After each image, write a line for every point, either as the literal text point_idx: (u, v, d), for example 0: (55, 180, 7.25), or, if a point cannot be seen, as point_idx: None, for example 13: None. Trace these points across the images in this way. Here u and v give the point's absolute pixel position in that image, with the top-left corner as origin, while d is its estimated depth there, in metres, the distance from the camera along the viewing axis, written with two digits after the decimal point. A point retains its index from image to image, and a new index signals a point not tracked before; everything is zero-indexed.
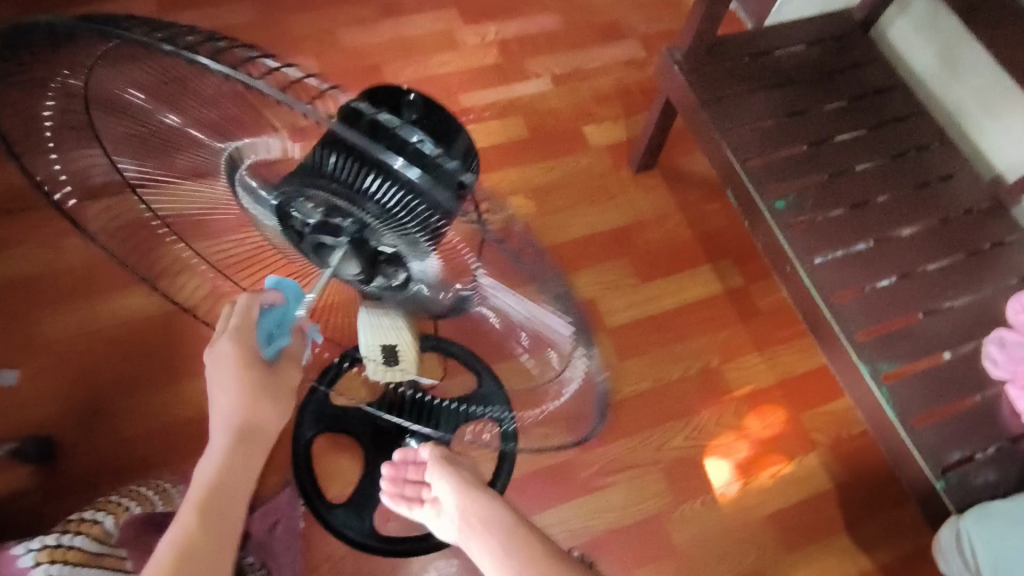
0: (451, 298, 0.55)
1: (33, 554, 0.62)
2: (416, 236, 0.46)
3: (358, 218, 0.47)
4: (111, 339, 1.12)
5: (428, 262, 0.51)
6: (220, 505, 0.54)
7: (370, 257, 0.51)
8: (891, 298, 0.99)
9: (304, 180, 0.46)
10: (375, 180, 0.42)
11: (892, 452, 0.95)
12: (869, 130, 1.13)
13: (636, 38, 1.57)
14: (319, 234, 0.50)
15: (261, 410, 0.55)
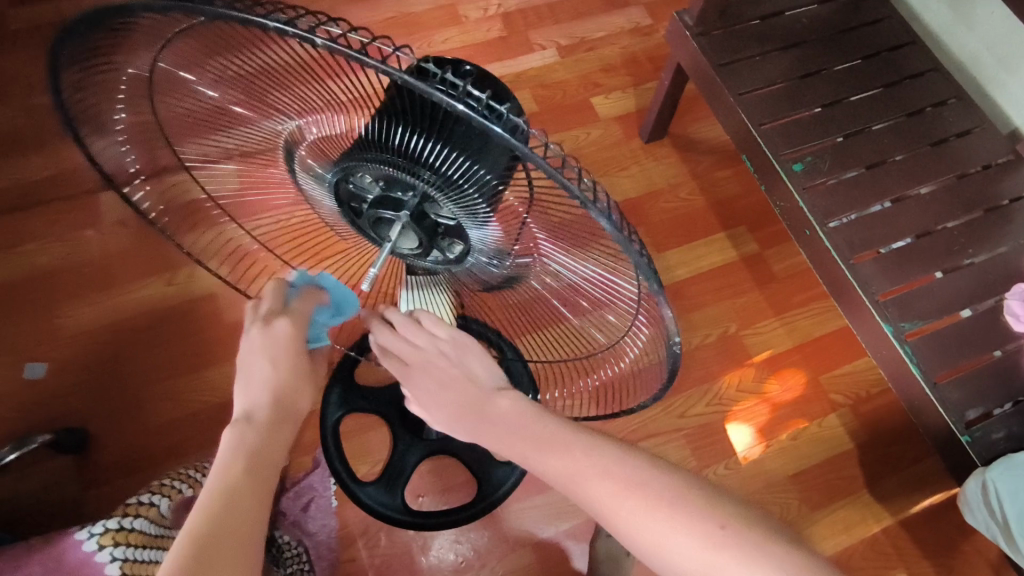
0: (511, 272, 0.55)
1: (96, 538, 0.62)
2: (477, 205, 0.45)
3: (417, 190, 0.46)
4: (135, 328, 1.14)
5: (488, 234, 0.49)
6: (259, 474, 0.52)
7: (429, 232, 0.50)
8: (911, 258, 0.99)
9: (358, 153, 0.45)
10: (433, 147, 0.41)
11: (916, 409, 0.96)
12: (884, 88, 1.12)
13: (641, 5, 1.54)
14: (377, 209, 0.49)
15: (297, 391, 0.56)
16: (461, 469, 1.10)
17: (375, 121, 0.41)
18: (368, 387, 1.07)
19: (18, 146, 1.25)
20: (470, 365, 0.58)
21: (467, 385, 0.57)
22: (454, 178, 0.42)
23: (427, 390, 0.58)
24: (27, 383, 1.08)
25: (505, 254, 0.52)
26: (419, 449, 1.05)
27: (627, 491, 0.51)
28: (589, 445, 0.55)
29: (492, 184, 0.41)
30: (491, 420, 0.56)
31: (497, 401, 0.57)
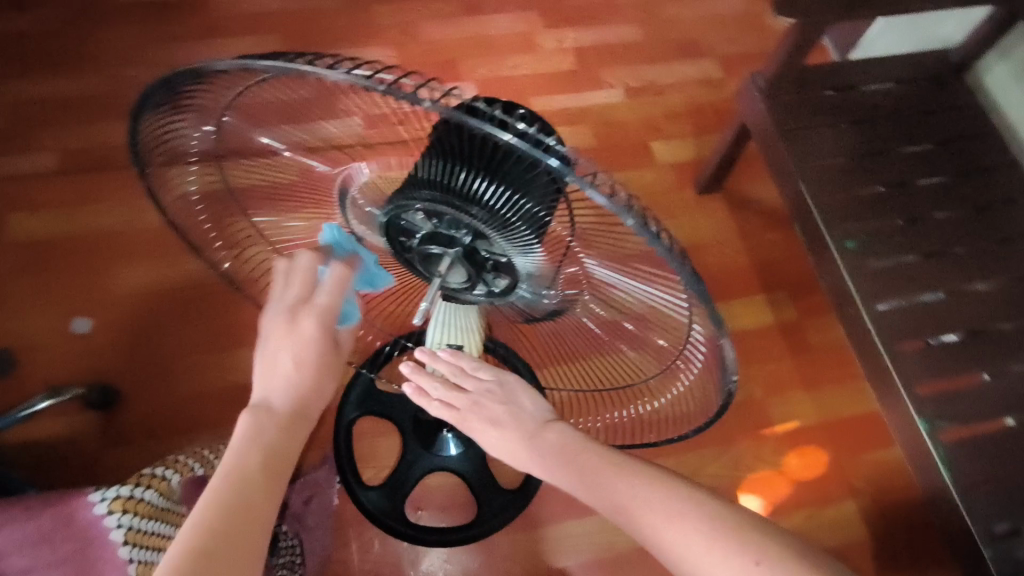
0: (556, 303, 0.55)
1: (106, 501, 0.64)
2: (528, 239, 0.44)
3: (471, 227, 0.46)
4: (178, 300, 1.18)
5: (532, 263, 0.49)
6: (273, 468, 0.53)
7: (478, 265, 0.51)
8: (957, 354, 0.95)
9: (411, 190, 0.45)
10: (487, 185, 0.41)
11: (941, 512, 0.92)
12: (953, 177, 1.09)
13: (715, 58, 1.55)
14: (428, 243, 0.49)
15: (318, 384, 0.56)
16: (464, 489, 1.10)
17: (431, 163, 0.42)
18: (386, 394, 1.09)
19: (104, 112, 1.32)
20: (516, 403, 0.62)
21: (517, 419, 0.61)
22: (506, 216, 0.42)
23: (481, 430, 0.62)
24: (71, 336, 1.13)
25: (551, 286, 0.52)
26: (425, 463, 1.05)
27: (665, 519, 0.51)
28: (623, 470, 0.55)
29: (542, 215, 0.41)
30: (539, 451, 0.59)
31: (543, 433, 0.60)
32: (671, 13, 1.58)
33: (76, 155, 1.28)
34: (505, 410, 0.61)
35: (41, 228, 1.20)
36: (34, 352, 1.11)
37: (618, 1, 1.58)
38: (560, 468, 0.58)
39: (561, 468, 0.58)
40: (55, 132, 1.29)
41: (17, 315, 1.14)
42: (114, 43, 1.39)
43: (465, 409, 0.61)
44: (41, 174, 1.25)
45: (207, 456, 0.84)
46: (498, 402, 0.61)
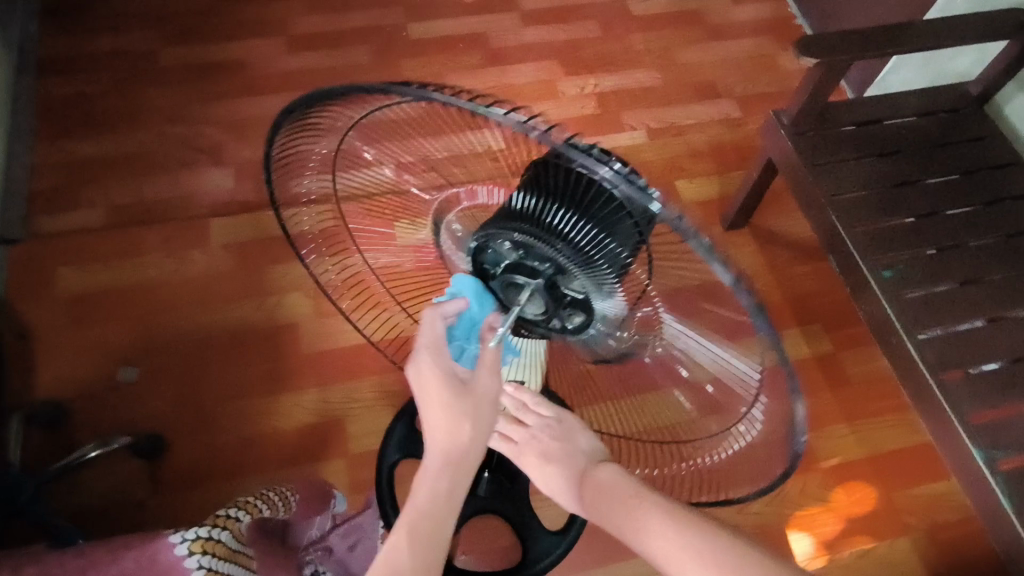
0: (625, 347, 0.56)
1: (187, 542, 0.64)
2: (608, 277, 0.48)
3: (554, 261, 0.49)
4: (221, 347, 1.21)
5: (612, 304, 0.52)
6: (433, 537, 0.51)
7: (556, 301, 0.53)
8: (1005, 382, 0.95)
9: (506, 221, 0.50)
10: (576, 222, 0.44)
11: (1002, 545, 0.89)
12: (982, 205, 1.10)
13: (733, 98, 1.59)
14: (512, 273, 0.53)
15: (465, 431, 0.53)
16: (507, 531, 1.09)
17: (529, 198, 0.46)
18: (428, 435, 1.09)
19: (149, 168, 1.38)
20: (573, 443, 0.63)
21: (572, 459, 0.62)
22: (591, 254, 0.46)
23: (536, 466, 0.64)
24: (119, 385, 1.16)
25: (624, 326, 0.54)
26: (468, 506, 1.05)
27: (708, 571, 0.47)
28: (668, 519, 0.52)
29: (625, 257, 0.44)
30: (586, 490, 0.59)
31: (595, 472, 0.59)
32: (687, 57, 1.64)
33: (123, 209, 1.33)
34: (559, 450, 0.63)
35: (90, 279, 1.24)
36: (85, 402, 1.14)
37: (636, 48, 1.64)
38: (602, 509, 0.57)
39: (603, 508, 0.57)
40: (103, 189, 1.35)
41: (69, 365, 1.17)
42: (158, 103, 1.47)
43: (522, 444, 0.64)
44: (91, 228, 1.30)
45: (274, 496, 0.83)
46: (551, 440, 0.63)
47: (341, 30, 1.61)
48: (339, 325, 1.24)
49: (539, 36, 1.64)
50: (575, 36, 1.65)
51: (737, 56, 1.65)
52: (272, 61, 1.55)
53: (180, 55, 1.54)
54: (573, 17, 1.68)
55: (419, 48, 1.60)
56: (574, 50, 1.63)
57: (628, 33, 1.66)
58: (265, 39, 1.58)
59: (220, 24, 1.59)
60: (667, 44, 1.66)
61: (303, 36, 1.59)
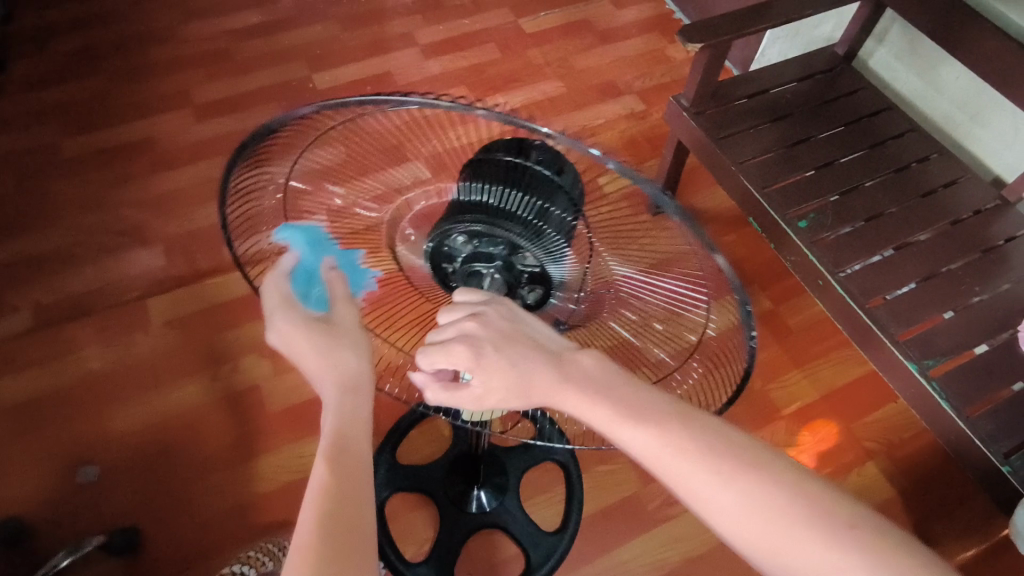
0: (587, 311, 0.58)
1: None
2: (559, 245, 0.51)
3: (507, 241, 0.51)
4: (182, 426, 1.17)
5: (566, 269, 0.54)
6: (353, 492, 0.48)
7: (515, 281, 0.54)
8: (919, 300, 1.04)
9: (455, 214, 0.51)
10: (519, 197, 0.49)
11: (951, 446, 0.98)
12: (867, 149, 1.22)
13: (634, 93, 1.69)
14: (470, 263, 0.54)
15: (343, 358, 0.50)
16: (506, 544, 1.10)
17: (476, 189, 0.50)
18: (412, 467, 1.11)
19: (71, 261, 1.34)
20: (534, 329, 0.51)
21: (546, 351, 0.50)
22: (535, 223, 0.49)
23: (498, 366, 0.48)
24: (79, 487, 1.11)
25: (579, 289, 0.57)
26: (463, 525, 1.07)
27: (683, 459, 0.48)
28: (636, 415, 0.49)
29: (570, 221, 0.50)
30: (578, 383, 0.50)
31: (582, 367, 0.50)
32: (584, 63, 1.74)
33: (51, 308, 1.28)
34: (533, 341, 0.50)
35: (28, 384, 1.19)
36: (47, 511, 1.09)
37: (535, 62, 1.72)
38: (590, 402, 0.49)
39: (604, 399, 0.49)
40: (24, 291, 1.30)
41: (21, 478, 1.11)
42: (69, 195, 1.43)
43: (490, 338, 0.48)
44: (19, 333, 1.25)
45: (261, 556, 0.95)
46: (515, 332, 0.49)
47: (246, 92, 1.62)
48: (300, 378, 1.23)
49: (443, 66, 1.70)
50: (476, 60, 1.71)
51: (629, 54, 1.76)
52: (181, 132, 1.54)
53: (82, 143, 1.51)
54: (471, 44, 1.74)
55: (327, 96, 1.62)
56: (478, 73, 1.69)
57: (526, 49, 1.74)
58: (170, 112, 1.57)
59: (119, 106, 1.57)
60: (564, 54, 1.75)
61: (209, 103, 1.59)
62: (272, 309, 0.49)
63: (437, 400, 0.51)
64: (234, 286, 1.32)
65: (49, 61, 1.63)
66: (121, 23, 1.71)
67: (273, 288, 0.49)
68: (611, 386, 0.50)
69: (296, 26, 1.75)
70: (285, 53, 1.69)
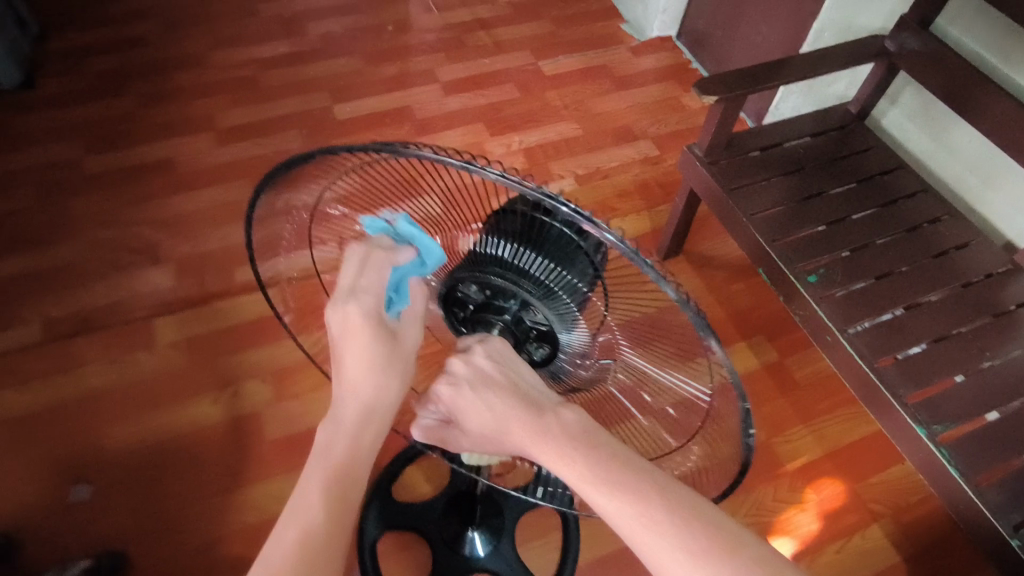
0: (590, 373, 0.59)
1: None
2: (570, 308, 0.52)
3: (518, 297, 0.52)
4: (178, 449, 1.16)
5: (574, 336, 0.55)
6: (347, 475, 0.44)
7: (521, 335, 0.55)
8: (928, 363, 1.03)
9: (471, 265, 0.53)
10: (534, 256, 0.49)
11: (960, 514, 0.95)
12: (879, 209, 1.22)
13: (648, 139, 1.71)
14: (479, 314, 0.55)
15: (398, 377, 0.47)
16: None
17: (492, 244, 0.51)
18: (408, 502, 1.10)
19: (84, 276, 1.35)
20: (522, 374, 0.48)
21: (530, 397, 0.46)
22: (551, 285, 0.50)
23: (475, 405, 0.46)
24: (70, 506, 1.10)
25: (586, 353, 0.57)
26: (455, 568, 1.04)
27: (649, 527, 0.41)
28: (614, 479, 0.42)
29: (582, 286, 0.49)
30: (552, 435, 0.44)
31: (564, 418, 0.45)
32: (600, 107, 1.77)
33: (59, 322, 1.29)
34: (515, 383, 0.47)
35: (29, 397, 1.19)
36: (36, 528, 1.07)
37: (553, 104, 1.76)
38: (564, 456, 0.43)
39: (579, 455, 0.43)
40: (35, 305, 1.31)
41: (14, 494, 1.10)
42: (87, 211, 1.45)
43: (466, 376, 0.47)
44: (25, 346, 1.25)
45: None
46: (505, 377, 0.47)
47: (267, 120, 1.65)
48: (300, 407, 1.22)
49: (461, 103, 1.73)
50: (495, 100, 1.75)
51: (646, 101, 1.79)
52: (201, 155, 1.57)
53: (105, 161, 1.54)
54: (490, 83, 1.78)
55: (346, 127, 1.65)
56: (496, 112, 1.72)
57: (544, 91, 1.78)
58: (193, 135, 1.60)
59: (144, 126, 1.60)
60: (581, 97, 1.78)
61: (230, 129, 1.62)
62: (341, 295, 0.45)
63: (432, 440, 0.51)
64: (242, 310, 1.33)
65: (80, 80, 1.68)
66: (152, 48, 1.77)
67: (355, 267, 0.45)
68: (596, 443, 0.44)
69: (322, 58, 1.80)
70: (309, 83, 1.74)
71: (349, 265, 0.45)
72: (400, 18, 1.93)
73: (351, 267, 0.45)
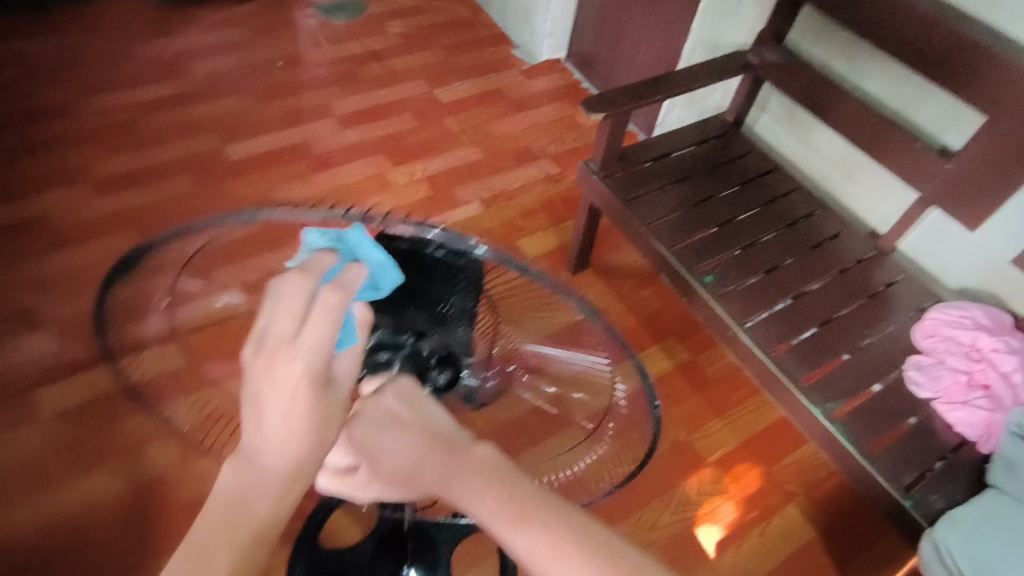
0: (497, 389, 0.58)
1: None
2: (461, 330, 0.55)
3: (411, 327, 0.52)
4: (74, 529, 1.06)
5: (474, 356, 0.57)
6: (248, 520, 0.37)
7: (422, 368, 0.52)
8: (816, 346, 1.11)
9: None
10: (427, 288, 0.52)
11: (859, 483, 1.02)
12: (761, 208, 1.31)
13: (548, 158, 1.76)
14: (375, 352, 0.50)
15: (331, 439, 0.41)
16: None
17: None
18: (337, 551, 1.05)
19: None
20: (432, 413, 0.47)
21: (441, 435, 0.46)
22: (445, 311, 0.53)
23: (382, 446, 0.46)
24: None
25: (487, 369, 0.57)
26: None
27: (556, 559, 0.41)
28: (523, 513, 0.42)
29: (469, 305, 0.54)
30: (464, 472, 0.44)
31: (475, 453, 0.45)
32: (498, 129, 1.80)
33: None
34: (424, 422, 0.46)
35: None
36: None
37: (452, 130, 1.78)
38: (478, 495, 0.43)
39: (489, 491, 0.43)
40: None
41: None
42: None
43: (373, 419, 0.46)
44: None
45: None
46: (414, 415, 0.46)
47: (153, 165, 1.57)
48: (212, 465, 1.15)
49: (360, 135, 1.72)
50: (394, 130, 1.75)
51: (542, 121, 1.85)
52: (80, 207, 1.46)
53: None
54: (387, 114, 1.78)
55: (240, 167, 1.60)
56: (395, 142, 1.72)
57: (442, 118, 1.80)
58: (70, 187, 1.49)
59: (12, 182, 1.48)
60: (479, 121, 1.81)
61: (112, 178, 1.53)
62: (285, 326, 0.38)
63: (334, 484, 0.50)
64: None
65: None
66: (16, 98, 1.64)
67: (302, 292, 0.38)
68: (504, 476, 0.44)
69: (209, 98, 1.73)
70: (196, 124, 1.67)
71: (292, 292, 0.38)
72: (289, 53, 1.89)
73: (295, 292, 0.38)
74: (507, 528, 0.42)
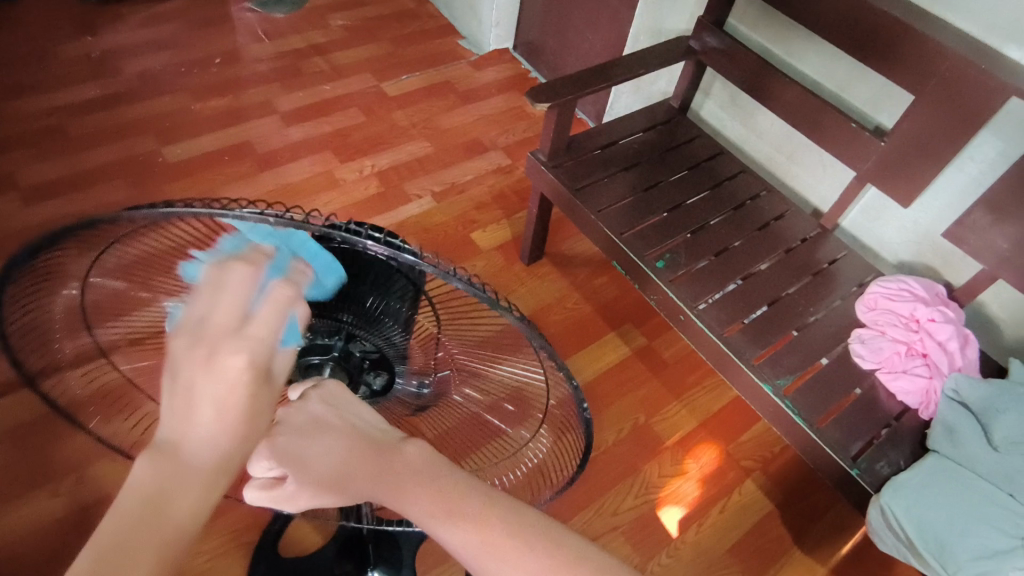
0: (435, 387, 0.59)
1: None
2: (392, 331, 0.54)
3: (342, 330, 0.52)
4: (14, 560, 1.00)
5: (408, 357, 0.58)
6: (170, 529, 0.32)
7: (354, 371, 0.53)
8: (765, 324, 1.14)
9: None
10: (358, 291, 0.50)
11: (810, 455, 1.05)
12: (709, 192, 1.33)
13: (499, 149, 1.75)
14: (305, 357, 0.50)
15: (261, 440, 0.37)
16: None
17: None
18: (297, 560, 1.03)
19: None
20: (361, 416, 0.45)
21: (372, 437, 0.44)
22: (376, 313, 0.52)
23: (309, 453, 0.43)
24: None
25: (423, 371, 0.58)
26: None
27: (496, 555, 0.40)
28: (460, 510, 0.41)
29: (404, 309, 0.53)
30: (399, 474, 0.42)
31: (408, 453, 0.43)
32: (447, 122, 1.78)
33: None
34: (352, 426, 0.44)
35: None
36: None
37: (400, 124, 1.75)
38: (415, 496, 0.41)
39: (425, 491, 0.42)
40: None
41: None
42: None
43: (300, 425, 0.43)
44: None
45: None
46: (343, 419, 0.44)
47: (84, 171, 1.49)
48: None
49: (305, 132, 1.67)
50: (339, 125, 1.70)
51: (491, 113, 1.83)
52: (5, 219, 1.38)
53: None
54: (332, 109, 1.74)
55: (179, 169, 1.53)
56: (342, 138, 1.68)
57: (390, 112, 1.77)
58: None
59: None
60: (427, 114, 1.79)
61: (40, 186, 1.45)
62: (221, 318, 0.33)
63: (256, 502, 0.46)
64: None
65: None
66: None
67: (244, 282, 0.33)
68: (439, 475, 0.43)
69: (142, 98, 1.66)
70: (130, 126, 1.59)
71: (235, 279, 0.33)
72: (226, 50, 1.83)
73: (237, 282, 0.33)
74: (447, 527, 0.41)
